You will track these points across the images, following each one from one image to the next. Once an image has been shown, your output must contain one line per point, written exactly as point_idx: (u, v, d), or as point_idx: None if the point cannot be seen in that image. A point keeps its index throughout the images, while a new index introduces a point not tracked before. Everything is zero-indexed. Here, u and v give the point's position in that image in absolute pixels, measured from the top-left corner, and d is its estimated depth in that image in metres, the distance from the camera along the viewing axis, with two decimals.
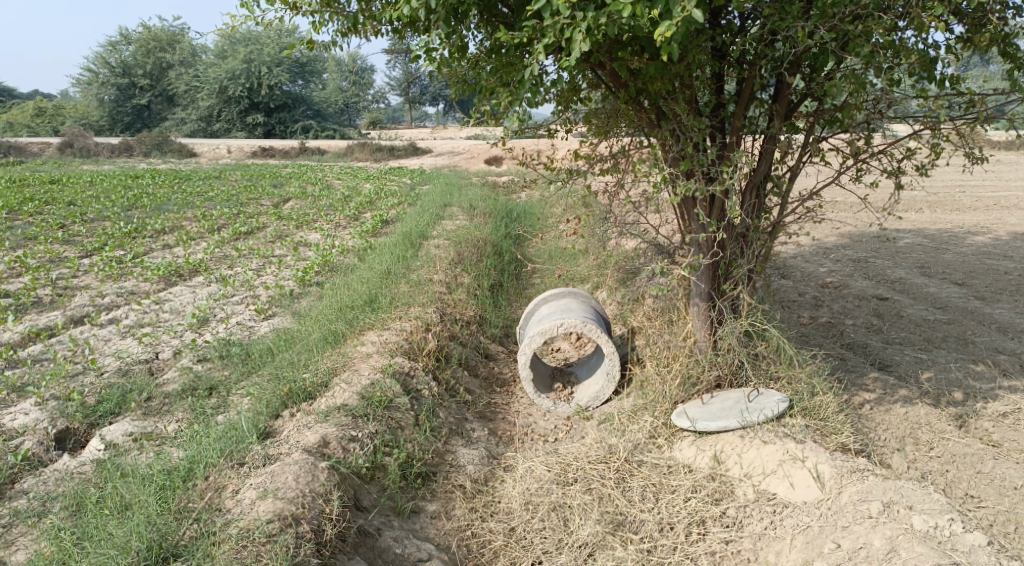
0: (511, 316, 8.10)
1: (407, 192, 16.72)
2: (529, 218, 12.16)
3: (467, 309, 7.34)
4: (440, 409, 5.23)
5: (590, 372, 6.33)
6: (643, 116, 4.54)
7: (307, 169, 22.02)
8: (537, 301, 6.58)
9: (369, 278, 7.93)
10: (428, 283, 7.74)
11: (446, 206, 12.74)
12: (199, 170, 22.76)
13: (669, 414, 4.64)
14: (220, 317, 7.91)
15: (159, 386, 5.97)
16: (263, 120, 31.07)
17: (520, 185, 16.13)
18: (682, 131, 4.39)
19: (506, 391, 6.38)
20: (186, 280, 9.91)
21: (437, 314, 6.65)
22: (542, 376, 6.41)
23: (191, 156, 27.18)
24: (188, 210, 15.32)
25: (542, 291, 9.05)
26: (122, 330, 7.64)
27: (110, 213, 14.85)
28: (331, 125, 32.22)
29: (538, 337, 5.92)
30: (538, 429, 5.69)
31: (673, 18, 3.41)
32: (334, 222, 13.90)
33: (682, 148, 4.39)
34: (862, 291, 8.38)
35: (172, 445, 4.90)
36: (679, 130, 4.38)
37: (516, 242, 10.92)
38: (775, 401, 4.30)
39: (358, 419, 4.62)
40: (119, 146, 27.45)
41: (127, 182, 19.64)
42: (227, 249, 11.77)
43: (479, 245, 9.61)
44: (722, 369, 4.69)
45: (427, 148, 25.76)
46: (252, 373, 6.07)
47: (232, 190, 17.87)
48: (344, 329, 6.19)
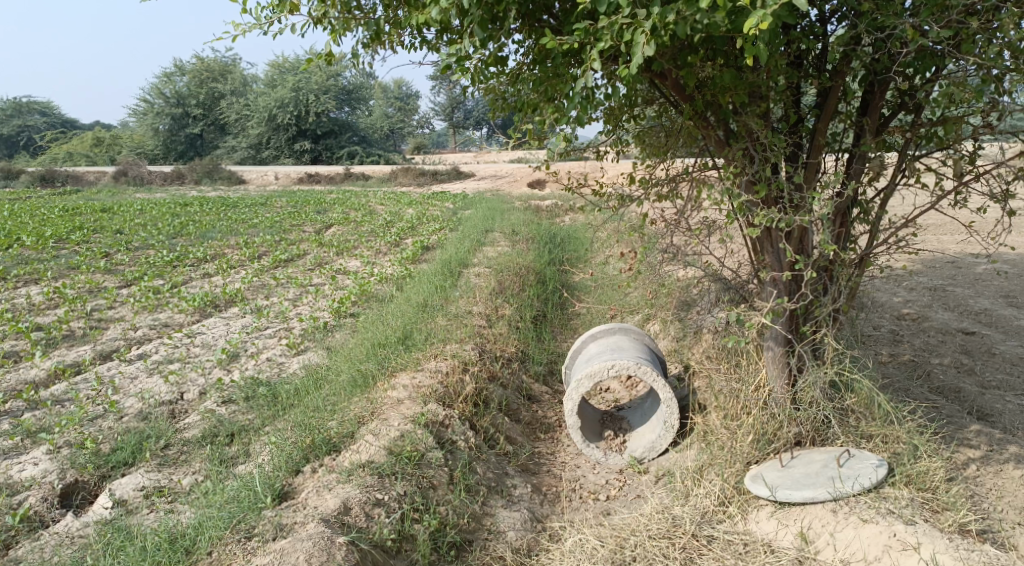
0: (556, 350, 7.55)
1: (450, 217, 16.37)
2: (574, 245, 11.64)
3: (509, 346, 6.80)
4: (479, 463, 4.71)
5: (644, 419, 5.75)
6: (710, 135, 3.97)
7: (351, 195, 21.87)
8: (585, 338, 6.00)
9: (405, 311, 7.46)
10: (468, 316, 7.24)
11: (488, 232, 12.26)
12: (246, 197, 22.76)
13: (740, 478, 4.05)
14: (250, 353, 7.51)
15: (178, 431, 5.55)
16: (310, 147, 31.22)
17: (564, 208, 15.63)
18: (757, 149, 3.82)
19: (552, 438, 5.82)
20: (220, 312, 9.56)
21: (476, 351, 6.13)
22: (591, 422, 5.85)
23: (239, 183, 27.34)
24: (230, 238, 15.14)
25: (589, 323, 8.47)
26: (149, 366, 7.27)
27: (154, 242, 14.70)
28: (377, 151, 32.23)
29: (587, 381, 5.35)
30: (588, 484, 5.12)
31: (766, 7, 2.89)
32: (375, 249, 13.52)
33: (758, 169, 3.80)
34: (944, 324, 7.63)
35: (183, 504, 4.46)
36: (754, 149, 3.79)
37: (561, 269, 10.36)
38: (870, 464, 3.75)
39: (384, 478, 4.14)
40: (171, 174, 27.79)
41: (174, 210, 19.67)
42: (265, 278, 11.45)
43: (522, 273, 9.09)
44: (803, 426, 4.14)
45: (472, 172, 25.45)
46: (276, 417, 5.61)
47: (276, 217, 17.72)
48: (375, 370, 5.71)
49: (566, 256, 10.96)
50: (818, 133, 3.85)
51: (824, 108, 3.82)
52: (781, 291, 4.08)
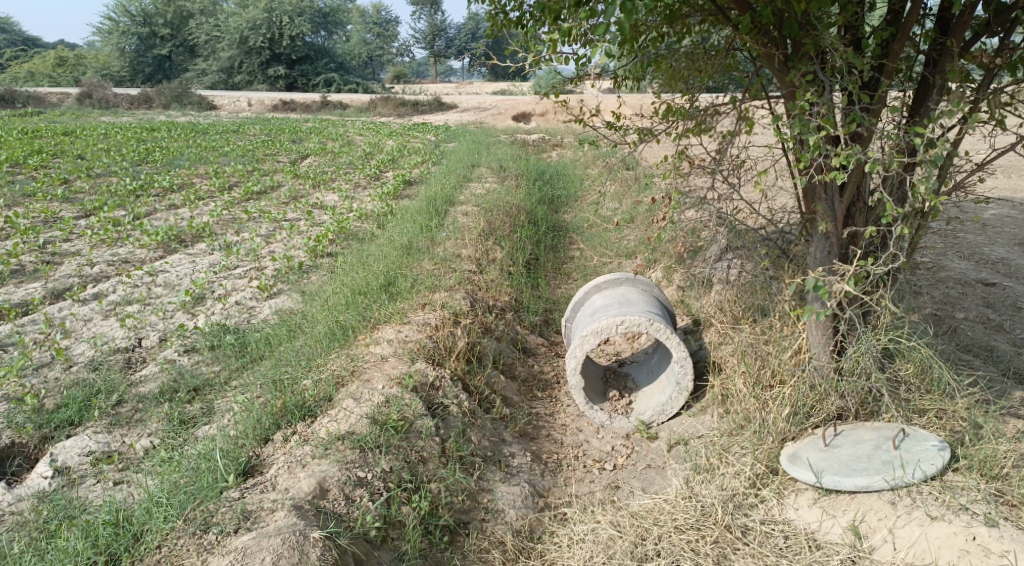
0: (550, 297, 7.01)
1: (431, 149, 15.64)
2: (564, 181, 11.03)
3: (500, 294, 6.23)
4: (474, 431, 4.20)
5: (651, 378, 5.27)
6: (769, 54, 3.35)
7: (328, 125, 20.92)
8: (587, 289, 5.44)
9: (386, 252, 6.86)
10: (455, 259, 6.66)
11: (474, 166, 11.58)
12: (219, 124, 21.69)
13: (777, 459, 3.60)
14: (217, 295, 6.86)
15: (133, 385, 4.96)
16: (285, 72, 29.79)
17: (551, 142, 14.93)
18: (825, 72, 3.22)
19: (549, 396, 5.31)
20: (187, 247, 8.87)
21: (467, 301, 5.57)
22: (592, 380, 5.35)
23: (211, 109, 26.14)
24: (200, 166, 14.31)
25: (584, 268, 7.89)
26: (105, 308, 6.61)
27: (117, 169, 13.81)
28: (354, 79, 30.89)
29: (592, 338, 4.82)
30: (592, 452, 4.64)
31: None
32: (353, 182, 12.75)
33: (828, 96, 3.19)
34: (963, 274, 7.13)
35: (136, 475, 3.92)
36: (824, 72, 3.18)
37: (552, 210, 9.72)
38: (929, 448, 3.30)
39: (367, 453, 3.60)
40: (138, 98, 26.46)
41: (140, 135, 18.63)
42: (236, 212, 10.71)
43: (512, 213, 8.45)
44: (848, 399, 3.68)
45: (453, 103, 24.40)
46: (246, 372, 5.05)
47: (249, 145, 16.84)
48: (355, 321, 5.13)
49: (558, 195, 10.30)
50: (892, 55, 3.27)
51: (901, 25, 3.22)
52: (834, 247, 3.57)
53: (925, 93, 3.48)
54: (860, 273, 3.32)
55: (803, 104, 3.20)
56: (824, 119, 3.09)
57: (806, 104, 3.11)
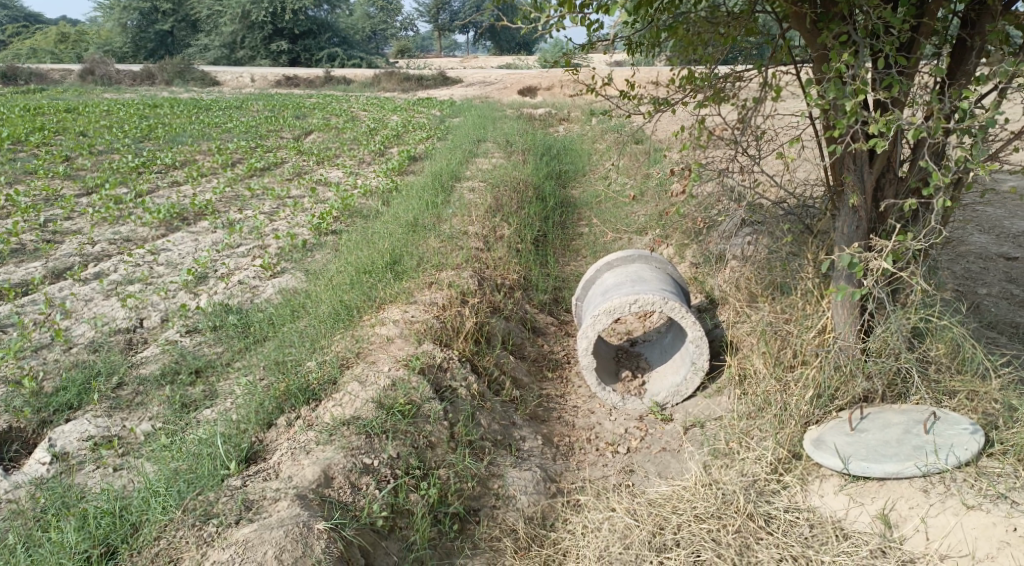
0: (559, 274, 6.87)
1: (436, 124, 15.42)
2: (572, 157, 10.83)
3: (508, 272, 6.08)
4: (483, 414, 4.08)
5: (665, 357, 5.14)
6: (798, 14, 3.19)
7: (332, 100, 20.67)
8: (599, 266, 5.28)
9: (392, 230, 6.71)
10: (462, 236, 6.51)
11: (480, 141, 11.38)
12: (221, 100, 21.47)
13: (800, 444, 3.48)
14: (220, 274, 6.73)
15: (134, 367, 4.85)
16: (288, 47, 29.45)
17: (558, 117, 14.69)
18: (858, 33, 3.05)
19: (560, 377, 5.18)
20: (189, 225, 8.72)
21: (475, 279, 5.43)
22: (605, 360, 5.22)
23: (214, 85, 25.89)
24: (203, 143, 14.14)
25: (593, 245, 7.73)
26: (105, 288, 6.49)
27: (120, 146, 13.66)
28: (358, 53, 30.55)
29: (604, 317, 4.67)
30: (605, 434, 4.51)
31: None
32: (358, 158, 12.58)
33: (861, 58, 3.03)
34: (983, 249, 6.94)
35: (137, 461, 3.81)
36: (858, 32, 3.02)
37: (560, 185, 9.54)
38: (960, 431, 3.20)
39: (373, 439, 3.48)
40: (141, 74, 26.21)
41: (143, 112, 18.44)
42: (239, 189, 10.56)
43: (520, 188, 8.28)
44: (874, 381, 3.55)
45: (458, 78, 24.08)
46: (250, 353, 4.93)
47: (253, 121, 16.64)
48: (360, 301, 5.00)
49: (565, 169, 10.11)
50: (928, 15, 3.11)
51: None
52: (862, 221, 3.41)
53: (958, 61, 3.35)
54: (893, 249, 3.17)
55: (834, 68, 3.02)
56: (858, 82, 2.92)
57: (840, 66, 2.93)
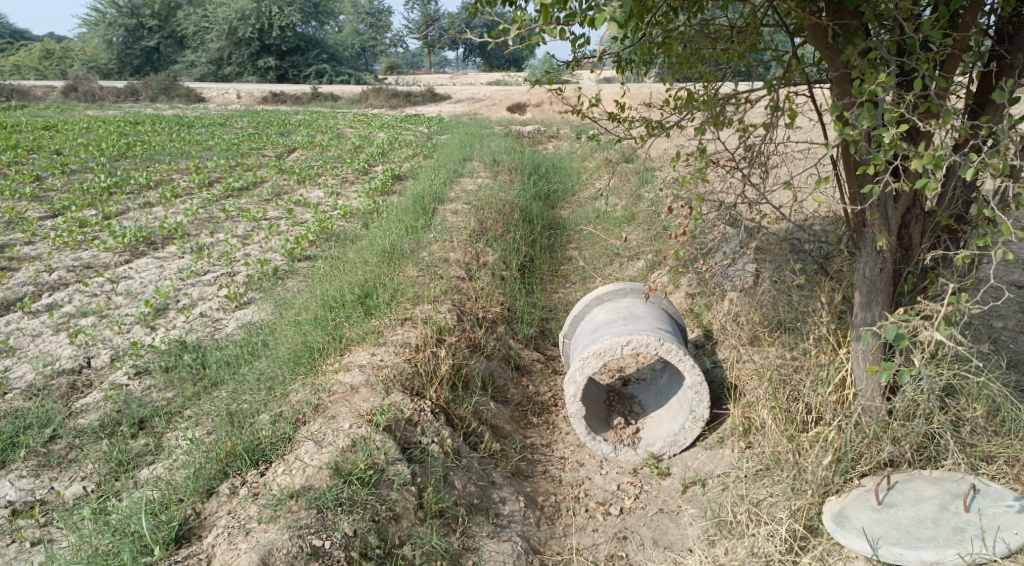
0: (546, 304, 6.43)
1: (423, 142, 15.00)
2: (561, 176, 10.43)
3: (490, 304, 5.63)
4: (458, 474, 3.61)
5: (660, 401, 4.69)
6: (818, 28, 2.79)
7: (318, 117, 20.24)
8: (587, 301, 4.83)
9: (367, 257, 6.26)
10: (442, 264, 6.06)
11: (466, 160, 10.95)
12: (205, 117, 21.00)
13: (819, 519, 3.04)
14: (181, 306, 6.25)
15: (72, 416, 4.36)
16: (274, 63, 29.03)
17: (547, 134, 14.30)
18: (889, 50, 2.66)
19: (546, 422, 4.73)
20: (156, 250, 8.24)
21: (453, 314, 4.98)
22: (594, 403, 4.76)
23: (199, 102, 25.44)
24: (181, 162, 13.66)
25: (583, 270, 7.30)
26: (56, 322, 6.00)
27: (94, 164, 13.15)
28: (347, 70, 30.21)
29: (594, 360, 4.21)
30: (595, 492, 4.05)
31: None
32: (341, 177, 12.13)
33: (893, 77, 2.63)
34: None
35: (59, 536, 3.33)
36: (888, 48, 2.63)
37: (548, 206, 9.11)
38: (1006, 510, 2.80)
39: (326, 514, 3.02)
40: (124, 90, 25.72)
41: (123, 129, 17.94)
42: (213, 210, 10.08)
43: (505, 210, 7.84)
44: (900, 444, 3.11)
45: (447, 95, 23.71)
46: (202, 400, 4.45)
47: (234, 139, 16.17)
48: (325, 341, 4.53)
49: (554, 189, 9.69)
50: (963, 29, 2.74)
51: None
52: (887, 263, 2.98)
53: (986, 91, 3.02)
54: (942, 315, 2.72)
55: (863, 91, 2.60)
56: (892, 106, 2.51)
57: (871, 87, 2.51)
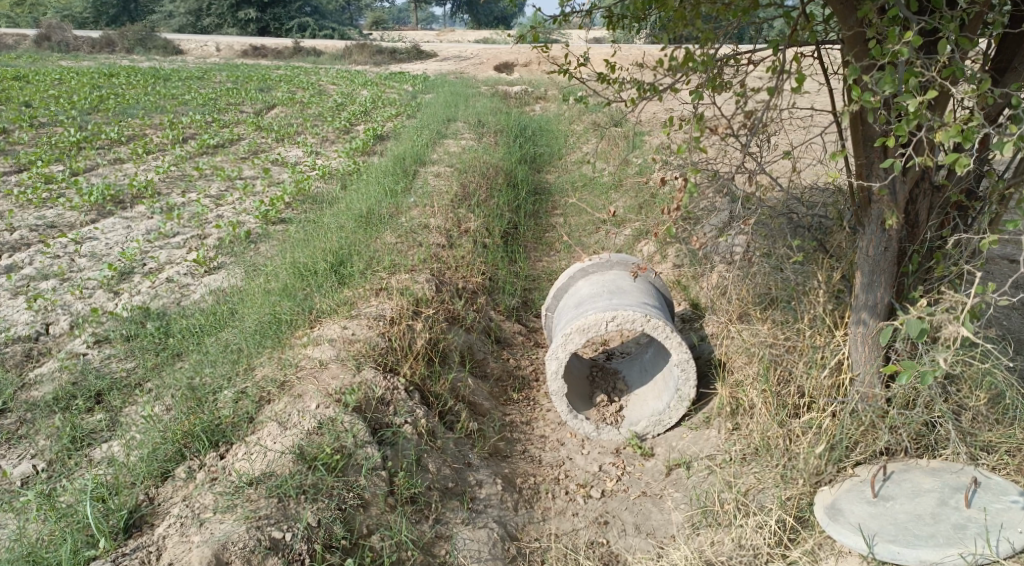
0: (529, 274, 6.21)
1: (408, 100, 14.61)
2: (547, 138, 10.14)
3: (471, 274, 5.41)
4: (431, 457, 3.42)
5: (645, 378, 4.49)
6: None
7: (299, 72, 19.70)
8: (573, 273, 4.61)
9: (342, 222, 6.00)
10: (421, 230, 5.82)
11: (451, 120, 10.62)
12: (184, 69, 20.40)
13: (809, 513, 2.88)
14: (147, 271, 5.99)
15: (25, 389, 4.15)
16: (256, 16, 28.23)
17: (534, 95, 13.96)
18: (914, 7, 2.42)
19: (526, 399, 4.54)
20: (124, 210, 7.93)
21: (431, 284, 4.75)
22: (577, 378, 4.56)
23: (177, 54, 24.73)
24: (155, 116, 13.21)
25: (567, 238, 7.07)
26: (15, 286, 5.73)
27: (64, 118, 12.70)
28: (330, 24, 29.47)
29: (577, 337, 3.99)
30: (575, 473, 3.88)
31: None
32: (321, 136, 11.78)
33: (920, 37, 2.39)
34: None
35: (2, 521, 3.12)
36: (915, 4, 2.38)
37: (533, 171, 8.86)
38: (1010, 505, 2.65)
39: (287, 503, 2.84)
40: (100, 40, 24.92)
41: (97, 81, 17.36)
42: (187, 168, 9.73)
43: (489, 174, 7.59)
44: (899, 435, 2.94)
45: (433, 52, 23.16)
46: (164, 373, 4.23)
47: (213, 93, 15.69)
48: (294, 313, 4.30)
49: (539, 152, 9.44)
50: None
51: None
52: (894, 242, 2.79)
53: (1007, 56, 2.82)
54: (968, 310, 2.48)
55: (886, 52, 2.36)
56: (917, 71, 2.29)
57: (896, 49, 2.27)
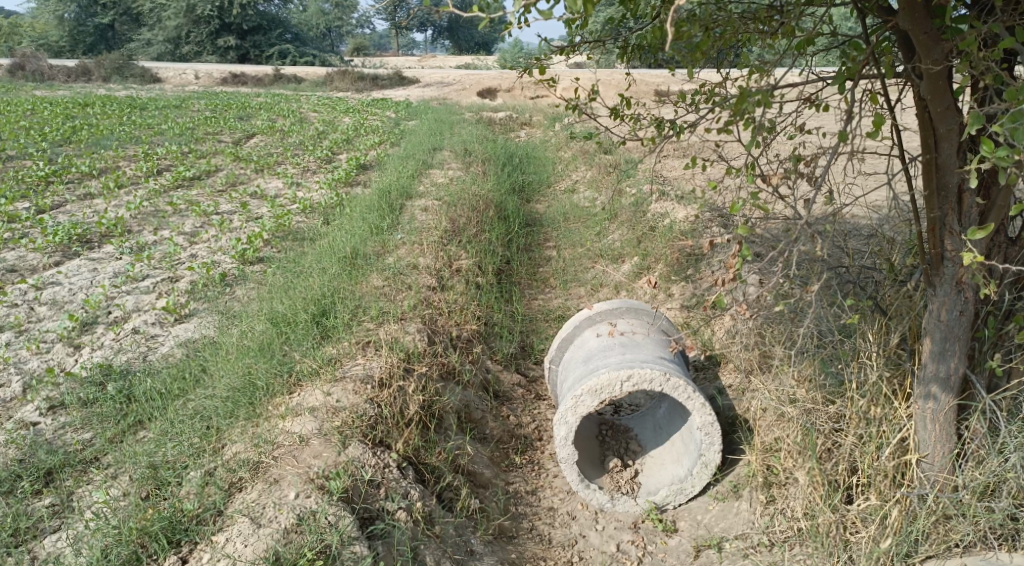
0: (527, 315, 5.78)
1: (391, 128, 14.24)
2: (537, 167, 9.76)
3: (465, 320, 4.98)
4: (429, 549, 3.00)
5: (659, 435, 4.04)
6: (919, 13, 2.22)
7: (280, 99, 19.28)
8: (579, 321, 4.18)
9: (325, 264, 5.56)
10: (410, 272, 5.39)
11: (436, 149, 10.22)
12: (160, 98, 19.92)
13: None
14: (112, 321, 5.52)
15: None
16: (235, 43, 27.82)
17: (520, 120, 13.61)
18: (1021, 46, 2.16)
19: (531, 462, 4.10)
20: (91, 251, 7.44)
21: (423, 336, 4.30)
22: (586, 437, 4.12)
23: (155, 82, 24.27)
24: (129, 148, 12.73)
25: (564, 274, 6.66)
26: None
27: (34, 150, 12.18)
28: (311, 50, 29.16)
29: (589, 399, 3.55)
30: (591, 555, 3.45)
31: None
32: (302, 166, 11.34)
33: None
34: None
35: None
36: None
37: (522, 200, 8.48)
38: None
39: None
40: (75, 69, 24.39)
41: (71, 111, 16.85)
42: (160, 203, 9.25)
43: (479, 206, 7.18)
44: None
45: (415, 78, 22.86)
46: (125, 445, 3.76)
47: (190, 122, 15.23)
48: (270, 375, 3.84)
49: (528, 180, 9.06)
50: None
51: None
52: (971, 305, 2.57)
53: None
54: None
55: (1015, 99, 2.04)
56: None
57: None
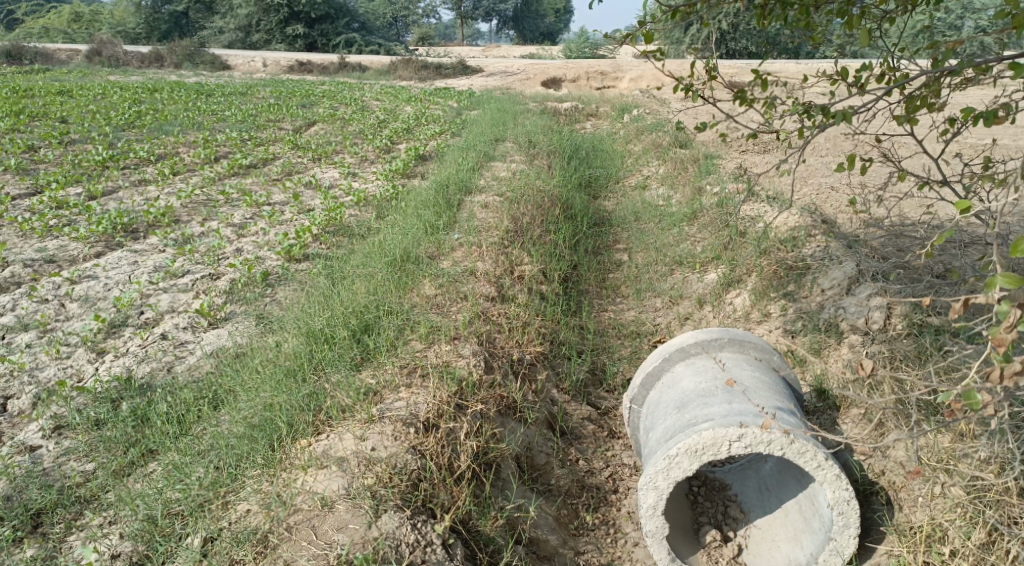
0: (597, 330, 5.04)
1: (452, 118, 13.61)
2: (608, 161, 8.97)
3: (528, 339, 4.26)
4: None
5: (765, 499, 3.28)
6: None
7: (343, 88, 18.84)
8: (670, 354, 3.44)
9: (373, 268, 4.93)
10: (467, 279, 4.71)
11: (499, 140, 9.51)
12: (227, 85, 19.70)
13: None
14: (141, 324, 4.99)
15: None
16: (303, 31, 27.61)
17: (588, 111, 12.81)
18: None
19: (603, 523, 3.39)
20: (133, 242, 6.98)
21: (479, 361, 3.61)
22: (675, 496, 3.38)
23: (224, 69, 24.19)
24: (188, 133, 12.36)
25: (638, 282, 5.89)
26: None
27: (95, 134, 11.90)
28: (376, 39, 28.81)
29: (688, 460, 2.81)
30: None
31: None
32: (360, 156, 10.78)
33: None
34: None
35: None
36: None
37: (591, 197, 7.73)
38: None
39: None
40: (149, 55, 24.45)
41: (138, 96, 16.68)
42: (212, 191, 8.78)
43: (545, 203, 6.45)
44: None
45: (479, 68, 22.22)
46: (127, 483, 3.21)
47: (251, 109, 14.86)
48: (294, 407, 3.21)
49: (596, 175, 8.30)
50: None
51: None
52: None
53: None
54: None
55: None
56: None
57: None
